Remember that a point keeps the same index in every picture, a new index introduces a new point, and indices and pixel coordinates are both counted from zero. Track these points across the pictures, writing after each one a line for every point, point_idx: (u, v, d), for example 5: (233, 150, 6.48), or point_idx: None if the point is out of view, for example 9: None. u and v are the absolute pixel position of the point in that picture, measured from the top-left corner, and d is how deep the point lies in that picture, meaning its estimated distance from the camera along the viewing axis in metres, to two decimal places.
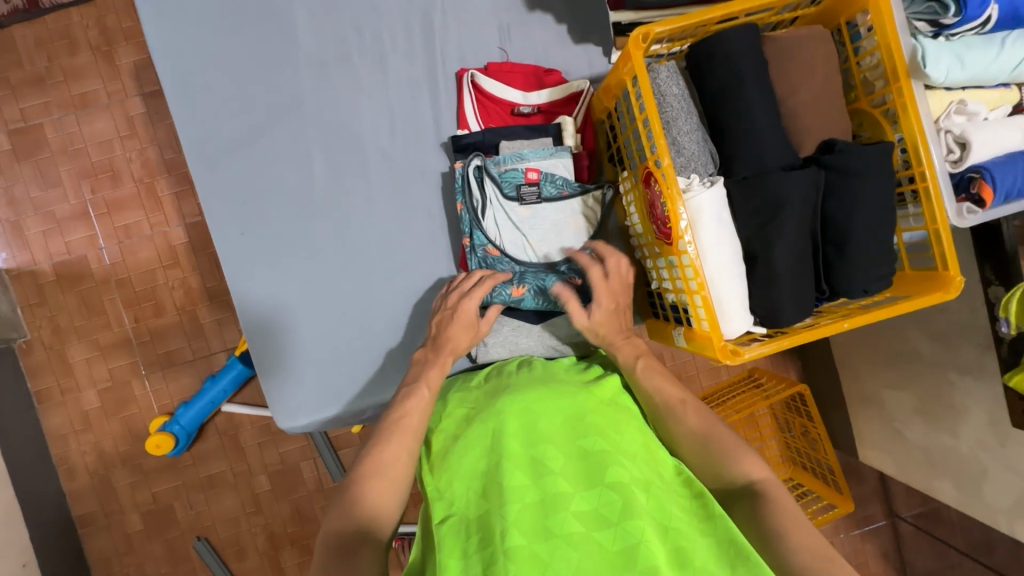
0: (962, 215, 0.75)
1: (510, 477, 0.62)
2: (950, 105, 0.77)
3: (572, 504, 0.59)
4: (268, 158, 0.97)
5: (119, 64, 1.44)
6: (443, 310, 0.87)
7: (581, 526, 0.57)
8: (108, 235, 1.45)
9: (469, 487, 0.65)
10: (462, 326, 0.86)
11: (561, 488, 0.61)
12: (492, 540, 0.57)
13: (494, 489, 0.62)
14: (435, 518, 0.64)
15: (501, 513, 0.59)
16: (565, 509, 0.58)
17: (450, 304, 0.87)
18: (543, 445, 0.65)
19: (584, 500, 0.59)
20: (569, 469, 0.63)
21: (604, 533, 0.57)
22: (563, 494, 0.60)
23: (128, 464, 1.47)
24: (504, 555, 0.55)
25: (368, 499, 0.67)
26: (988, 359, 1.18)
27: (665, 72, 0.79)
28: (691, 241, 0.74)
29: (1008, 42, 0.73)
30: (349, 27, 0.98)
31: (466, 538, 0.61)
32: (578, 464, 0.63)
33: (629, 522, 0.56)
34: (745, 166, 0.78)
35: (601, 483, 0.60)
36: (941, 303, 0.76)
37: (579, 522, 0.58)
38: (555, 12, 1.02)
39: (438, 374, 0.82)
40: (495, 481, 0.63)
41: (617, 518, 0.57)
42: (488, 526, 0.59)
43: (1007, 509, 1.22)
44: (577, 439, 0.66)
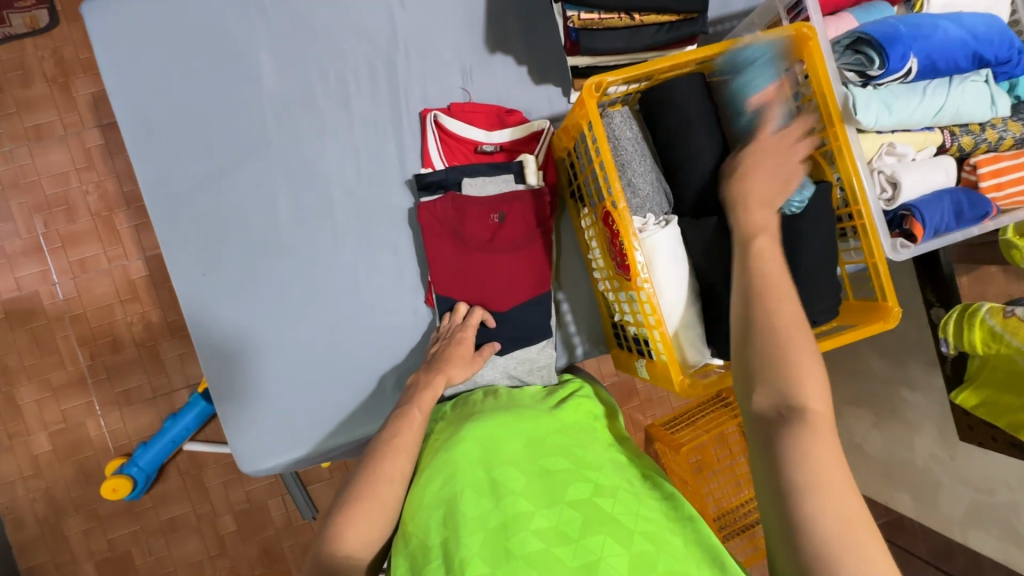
0: (897, 249, 0.80)
1: (470, 503, 0.62)
2: (881, 147, 0.83)
3: (533, 523, 0.59)
4: (230, 196, 0.96)
5: (75, 95, 1.41)
6: (444, 339, 0.92)
7: (542, 543, 0.57)
8: (62, 270, 1.40)
9: (428, 517, 0.63)
10: (463, 351, 0.89)
11: (522, 508, 0.61)
12: (452, 569, 0.57)
13: (454, 515, 0.62)
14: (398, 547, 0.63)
15: (460, 539, 0.59)
16: (526, 528, 0.59)
17: (449, 333, 0.93)
18: (503, 468, 0.66)
19: (545, 518, 0.60)
20: (529, 489, 0.63)
21: (565, 549, 0.56)
22: (524, 513, 0.60)
23: (81, 510, 1.40)
24: None
25: (351, 530, 0.63)
26: (935, 376, 1.24)
27: (619, 118, 0.82)
28: (647, 279, 0.77)
29: (929, 91, 0.80)
30: (311, 68, 0.99)
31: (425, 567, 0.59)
32: (538, 483, 0.64)
33: (589, 537, 0.57)
34: (696, 206, 0.82)
35: (561, 501, 0.61)
36: (882, 332, 0.80)
37: (540, 539, 0.58)
38: (516, 54, 1.05)
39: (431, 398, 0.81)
40: (455, 508, 0.62)
41: (577, 533, 0.58)
42: (449, 554, 0.58)
43: (961, 519, 1.27)
44: (539, 460, 0.67)
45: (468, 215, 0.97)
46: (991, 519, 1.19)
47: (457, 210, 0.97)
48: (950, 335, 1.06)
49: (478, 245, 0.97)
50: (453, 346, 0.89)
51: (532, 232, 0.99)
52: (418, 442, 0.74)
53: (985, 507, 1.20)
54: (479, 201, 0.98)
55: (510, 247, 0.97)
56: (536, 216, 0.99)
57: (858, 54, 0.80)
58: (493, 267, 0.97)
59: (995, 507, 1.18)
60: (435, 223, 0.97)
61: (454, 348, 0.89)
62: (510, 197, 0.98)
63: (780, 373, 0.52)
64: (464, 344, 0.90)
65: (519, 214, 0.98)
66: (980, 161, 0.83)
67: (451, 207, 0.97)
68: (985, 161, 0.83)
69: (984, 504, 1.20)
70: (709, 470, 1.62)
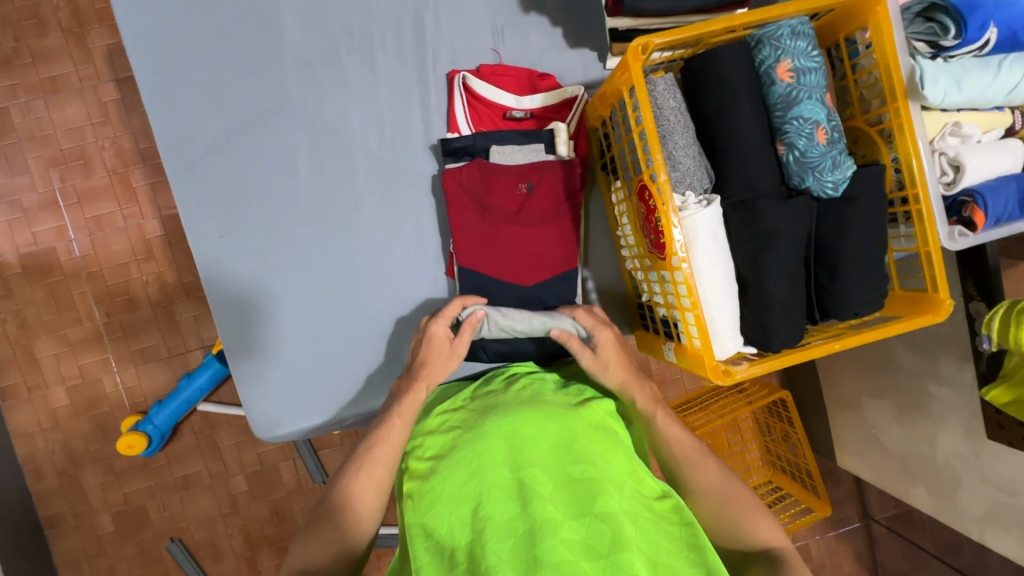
0: (954, 238, 0.75)
1: (496, 509, 0.61)
2: (945, 126, 0.77)
3: (562, 531, 0.57)
4: (249, 157, 0.93)
5: (90, 47, 1.37)
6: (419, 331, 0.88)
7: (570, 554, 0.55)
8: (79, 226, 1.38)
9: (451, 513, 0.64)
10: (438, 351, 0.85)
11: (550, 515, 0.59)
12: (476, 569, 0.56)
13: (479, 516, 0.61)
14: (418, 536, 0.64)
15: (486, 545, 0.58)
16: (554, 535, 0.57)
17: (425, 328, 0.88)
18: (530, 469, 0.64)
19: (573, 529, 0.57)
20: (556, 495, 0.61)
21: (595, 564, 0.55)
22: (552, 520, 0.58)
23: (98, 464, 1.42)
24: None
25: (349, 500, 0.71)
26: (966, 372, 1.20)
27: (663, 85, 0.76)
28: (685, 258, 0.73)
29: (1005, 66, 0.73)
30: (336, 22, 0.94)
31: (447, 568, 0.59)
32: (566, 492, 0.62)
33: (619, 555, 0.55)
34: (738, 185, 0.76)
35: (591, 513, 0.59)
36: (930, 325, 0.76)
37: (569, 550, 0.56)
38: (551, 15, 0.99)
39: (411, 402, 0.80)
40: (480, 510, 0.62)
41: (607, 551, 0.55)
42: (473, 555, 0.58)
43: (979, 518, 1.24)
44: (567, 465, 0.65)
45: (495, 184, 0.93)
46: (1012, 520, 1.17)
47: (484, 178, 0.93)
48: (993, 332, 1.01)
49: (505, 218, 0.93)
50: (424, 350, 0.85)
51: (563, 203, 0.95)
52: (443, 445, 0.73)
53: (1007, 507, 1.17)
54: (506, 169, 0.94)
55: (537, 219, 0.94)
56: (565, 188, 0.95)
57: (930, 22, 0.74)
58: (519, 241, 0.93)
59: (1018, 508, 1.15)
60: (460, 190, 0.92)
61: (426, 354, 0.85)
62: (540, 168, 0.94)
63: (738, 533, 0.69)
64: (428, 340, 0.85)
65: (548, 186, 0.94)
66: None
67: (478, 173, 0.93)
68: None
69: (1006, 504, 1.17)
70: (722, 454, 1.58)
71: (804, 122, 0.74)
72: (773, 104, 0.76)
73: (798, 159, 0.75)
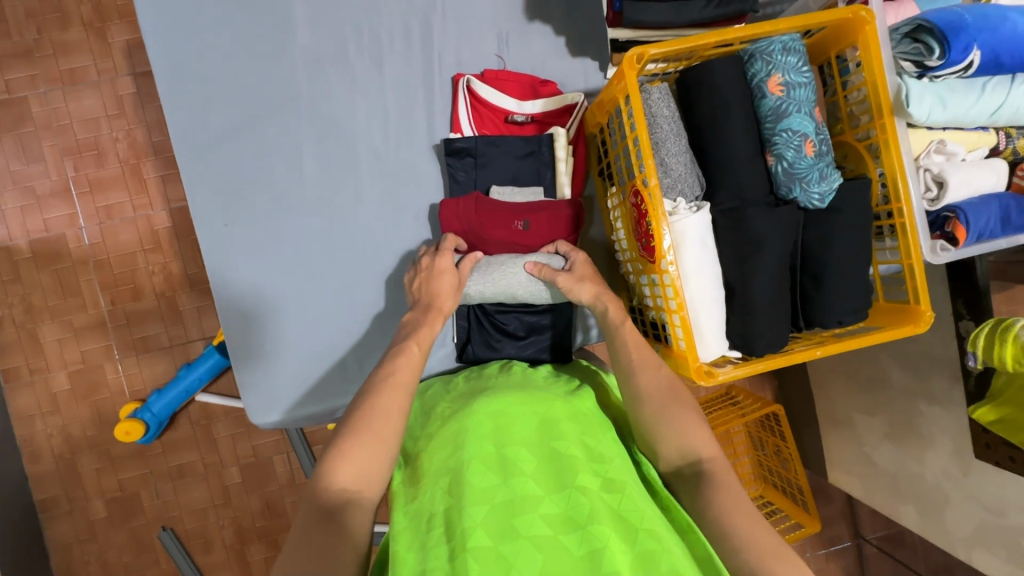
0: (935, 252, 0.77)
1: (478, 479, 0.64)
2: (930, 144, 0.79)
3: (540, 507, 0.61)
4: (256, 150, 0.96)
5: (110, 41, 1.41)
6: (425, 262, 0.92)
7: (547, 528, 0.59)
8: (89, 215, 1.42)
9: (436, 486, 0.66)
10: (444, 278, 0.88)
11: (530, 490, 0.62)
12: (455, 537, 0.59)
13: (460, 486, 0.64)
14: (403, 507, 0.67)
15: (467, 512, 0.60)
16: (533, 511, 0.60)
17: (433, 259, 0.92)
18: (514, 447, 0.67)
19: (551, 504, 0.61)
20: (538, 472, 0.65)
21: (571, 536, 0.58)
22: (532, 496, 0.62)
23: (94, 450, 1.44)
24: (468, 553, 0.57)
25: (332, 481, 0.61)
26: (956, 391, 1.21)
27: (657, 94, 0.78)
28: (673, 261, 0.75)
29: (989, 87, 0.75)
30: (348, 24, 0.97)
31: (430, 535, 0.62)
32: (548, 468, 0.65)
33: (595, 526, 0.58)
34: (728, 193, 0.79)
35: (570, 487, 0.62)
36: (911, 336, 0.78)
37: (546, 523, 0.59)
38: (555, 25, 1.02)
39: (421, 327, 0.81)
40: (462, 480, 0.64)
41: (584, 521, 0.58)
42: (451, 522, 0.61)
43: (966, 537, 1.24)
44: (550, 443, 0.68)
45: (491, 219, 0.94)
46: (999, 540, 1.17)
47: (481, 211, 0.94)
48: (978, 349, 1.02)
49: (501, 250, 0.96)
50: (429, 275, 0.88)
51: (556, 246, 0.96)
52: (437, 423, 0.76)
53: (994, 527, 1.17)
54: (504, 207, 0.95)
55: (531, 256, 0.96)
56: (562, 229, 0.95)
57: (916, 43, 0.76)
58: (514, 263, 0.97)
59: (1005, 528, 1.15)
60: (456, 221, 0.94)
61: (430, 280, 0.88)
62: (538, 207, 0.95)
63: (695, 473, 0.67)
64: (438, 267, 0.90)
65: (546, 225, 0.95)
66: None
67: (474, 208, 0.94)
68: None
69: (994, 525, 1.17)
70: None
71: (793, 135, 0.76)
72: (764, 117, 0.79)
73: (786, 171, 0.77)
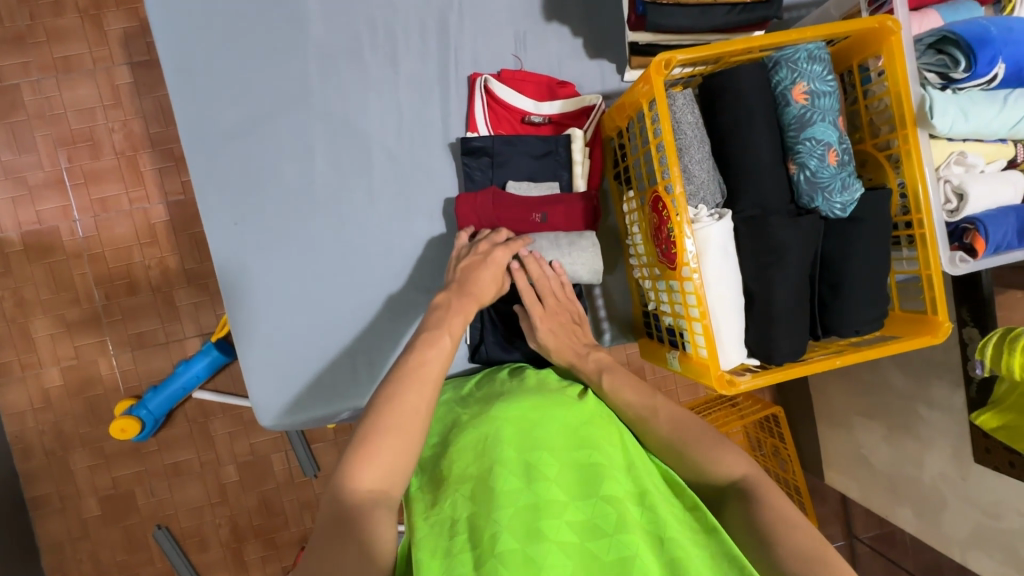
0: (955, 263, 0.78)
1: (501, 483, 0.63)
2: (950, 155, 0.80)
3: (567, 514, 0.61)
4: (266, 147, 0.94)
5: (106, 29, 1.37)
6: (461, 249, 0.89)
7: (574, 535, 0.59)
8: (83, 207, 1.38)
9: (456, 490, 0.65)
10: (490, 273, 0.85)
11: (556, 497, 0.62)
12: (480, 543, 0.58)
13: (483, 491, 0.63)
14: (419, 511, 0.65)
15: (492, 517, 0.60)
16: (559, 519, 0.60)
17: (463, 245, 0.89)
18: (536, 451, 0.67)
19: (578, 511, 0.61)
20: (562, 478, 0.64)
21: (599, 543, 0.58)
22: (558, 502, 0.61)
23: (88, 447, 1.42)
24: (495, 558, 0.56)
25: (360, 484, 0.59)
26: (956, 397, 1.22)
27: (682, 100, 0.78)
28: (696, 268, 0.74)
29: (1011, 100, 0.76)
30: (361, 20, 0.95)
31: (450, 538, 0.60)
32: (572, 474, 0.65)
33: (624, 534, 0.58)
34: (750, 202, 0.79)
35: (596, 493, 0.62)
36: (928, 346, 0.79)
37: (572, 530, 0.59)
38: (572, 25, 1.01)
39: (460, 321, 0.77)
40: (485, 484, 0.63)
41: (612, 529, 0.59)
42: (476, 527, 0.60)
43: (962, 540, 1.26)
44: (572, 448, 0.68)
45: (506, 213, 0.93)
46: (994, 544, 1.19)
47: (495, 206, 0.93)
48: (986, 358, 1.03)
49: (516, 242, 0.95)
50: (474, 272, 0.84)
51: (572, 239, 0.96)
52: (454, 428, 0.75)
53: (991, 531, 1.19)
54: (519, 203, 0.94)
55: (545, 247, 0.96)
56: (578, 218, 0.95)
57: (941, 55, 0.77)
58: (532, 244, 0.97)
59: (1001, 532, 1.17)
60: (471, 215, 0.94)
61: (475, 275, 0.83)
62: (553, 199, 0.94)
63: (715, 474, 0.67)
64: (486, 266, 0.85)
65: (562, 217, 0.94)
66: None
67: (492, 203, 0.93)
68: None
69: (990, 528, 1.19)
70: None
71: (816, 144, 0.76)
72: (787, 125, 0.78)
73: (809, 180, 0.77)
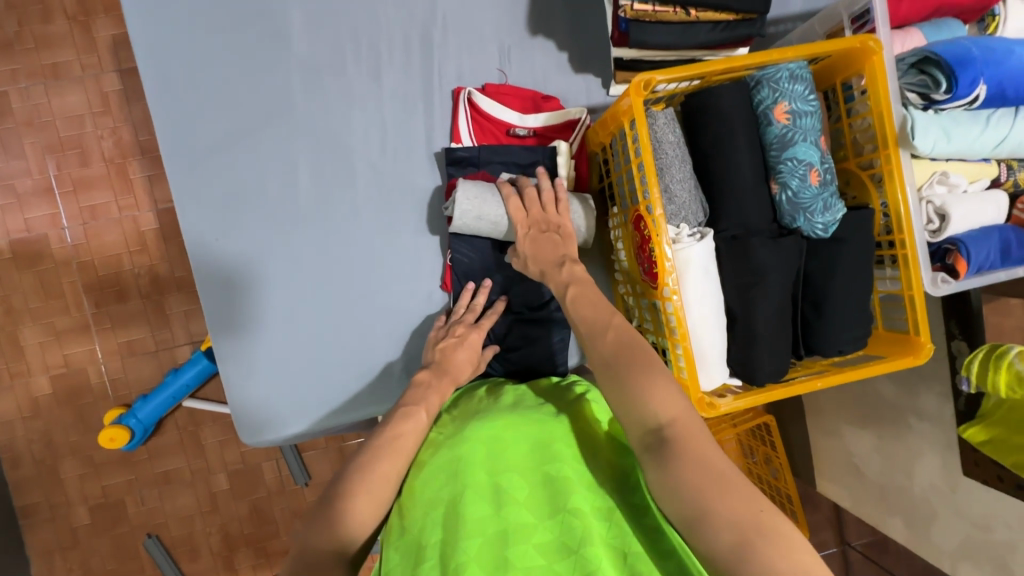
0: (937, 284, 0.77)
1: (470, 506, 0.62)
2: (933, 175, 0.79)
3: (533, 535, 0.59)
4: (250, 162, 0.93)
5: (95, 36, 1.36)
6: (449, 338, 0.88)
7: (542, 559, 0.57)
8: (72, 215, 1.37)
9: (426, 515, 0.64)
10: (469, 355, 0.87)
11: (524, 519, 0.60)
12: (445, 568, 0.57)
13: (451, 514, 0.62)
14: (390, 544, 0.64)
15: (459, 542, 0.58)
16: (527, 541, 0.58)
17: (456, 333, 0.89)
18: (506, 472, 0.65)
19: (546, 531, 0.59)
20: (531, 498, 0.63)
21: (565, 563, 0.56)
22: (526, 524, 0.60)
23: (77, 456, 1.41)
24: None
25: (353, 518, 0.61)
26: (946, 408, 1.22)
27: (663, 119, 0.77)
28: (676, 290, 0.74)
29: (993, 120, 0.76)
30: (347, 33, 0.95)
31: (417, 564, 0.59)
32: (541, 493, 0.63)
33: (589, 552, 0.56)
34: (731, 222, 0.78)
35: (563, 511, 0.60)
36: (910, 367, 0.78)
37: (539, 552, 0.57)
38: (558, 39, 1.00)
39: (438, 400, 0.78)
40: (456, 507, 0.62)
41: (578, 548, 0.57)
42: (443, 552, 0.58)
43: (952, 551, 1.26)
44: (543, 466, 0.66)
45: None
46: (983, 555, 1.18)
47: None
48: (973, 374, 1.03)
49: None
50: (453, 354, 0.86)
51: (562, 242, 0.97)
52: (427, 450, 0.73)
53: (980, 542, 1.18)
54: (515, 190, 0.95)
55: None
56: None
57: (923, 75, 0.76)
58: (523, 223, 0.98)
59: (990, 544, 1.17)
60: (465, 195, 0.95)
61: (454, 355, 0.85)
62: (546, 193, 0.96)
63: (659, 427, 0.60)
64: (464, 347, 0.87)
65: None
66: None
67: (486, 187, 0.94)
68: None
69: (979, 540, 1.19)
70: None
71: (798, 164, 0.76)
72: (769, 144, 0.78)
73: (791, 200, 0.77)
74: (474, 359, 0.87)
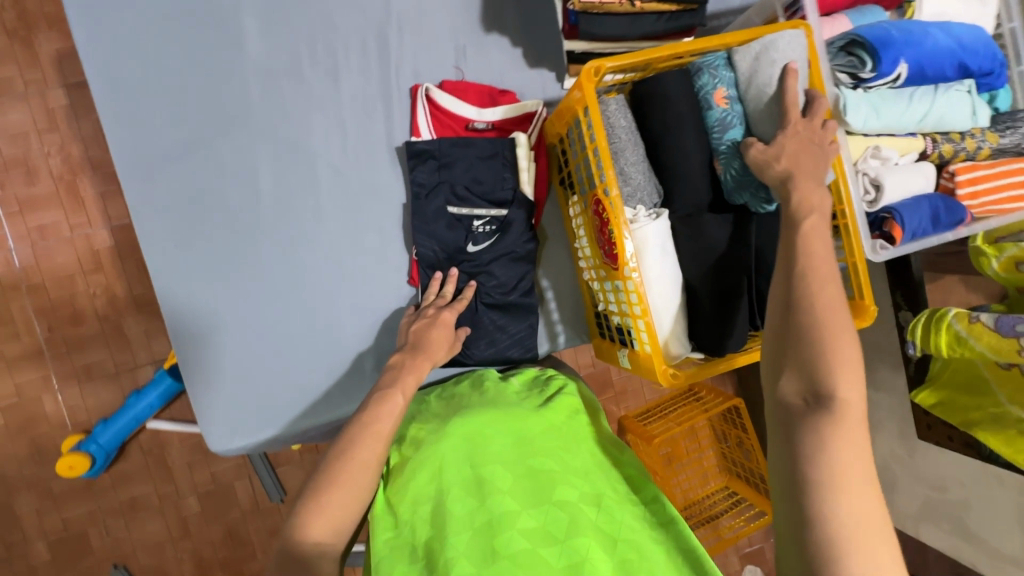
0: (876, 250, 0.82)
1: (452, 507, 0.64)
2: (866, 150, 0.85)
3: (518, 521, 0.62)
4: (208, 169, 0.92)
5: (37, 50, 1.32)
6: (422, 319, 0.88)
7: (527, 543, 0.60)
8: (20, 236, 1.32)
9: (415, 513, 0.66)
10: (443, 337, 0.87)
11: (509, 508, 0.63)
12: (437, 567, 0.60)
13: (440, 513, 0.64)
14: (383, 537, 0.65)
15: (447, 544, 0.61)
16: (512, 527, 0.61)
17: (429, 313, 0.89)
18: (488, 464, 0.68)
19: (530, 518, 0.62)
20: (515, 488, 0.65)
21: (552, 550, 0.60)
22: (511, 512, 0.63)
23: (34, 489, 1.34)
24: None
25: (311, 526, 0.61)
26: (899, 377, 1.29)
27: (614, 105, 0.80)
28: (636, 268, 0.77)
29: (916, 96, 0.82)
30: (300, 36, 0.95)
31: (408, 563, 0.63)
32: (526, 483, 0.66)
33: (576, 539, 0.60)
34: (684, 202, 0.82)
35: (549, 502, 0.64)
36: (857, 329, 0.83)
37: (525, 538, 0.61)
38: (511, 37, 1.03)
39: (415, 380, 0.78)
40: (442, 512, 0.64)
41: (563, 535, 0.61)
42: (434, 554, 0.61)
43: (914, 514, 1.32)
44: (525, 459, 0.69)
45: None
46: (942, 515, 1.24)
47: None
48: (916, 338, 1.09)
49: None
50: (426, 335, 0.86)
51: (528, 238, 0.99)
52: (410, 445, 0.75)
53: (938, 503, 1.24)
54: None
55: None
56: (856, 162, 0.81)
57: (850, 56, 0.82)
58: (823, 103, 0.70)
59: (947, 504, 1.23)
60: None
61: (427, 337, 0.85)
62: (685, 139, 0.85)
63: (814, 362, 0.58)
64: (440, 327, 0.87)
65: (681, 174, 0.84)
66: (958, 168, 0.86)
67: None
68: (963, 169, 0.86)
69: (937, 501, 1.25)
70: (679, 462, 1.63)
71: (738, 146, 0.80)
72: (710, 128, 0.81)
73: (735, 179, 0.80)
74: (448, 340, 0.87)
